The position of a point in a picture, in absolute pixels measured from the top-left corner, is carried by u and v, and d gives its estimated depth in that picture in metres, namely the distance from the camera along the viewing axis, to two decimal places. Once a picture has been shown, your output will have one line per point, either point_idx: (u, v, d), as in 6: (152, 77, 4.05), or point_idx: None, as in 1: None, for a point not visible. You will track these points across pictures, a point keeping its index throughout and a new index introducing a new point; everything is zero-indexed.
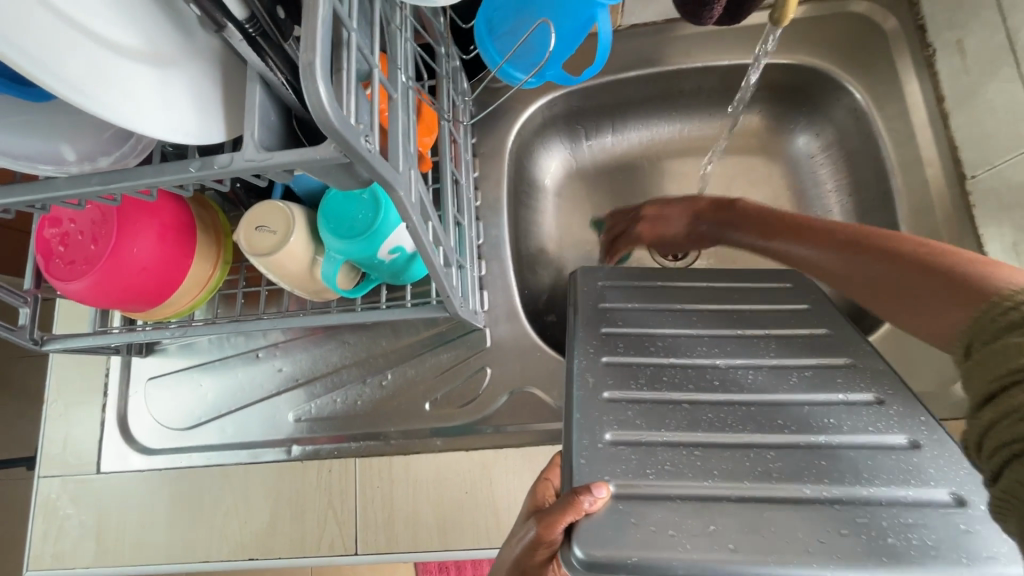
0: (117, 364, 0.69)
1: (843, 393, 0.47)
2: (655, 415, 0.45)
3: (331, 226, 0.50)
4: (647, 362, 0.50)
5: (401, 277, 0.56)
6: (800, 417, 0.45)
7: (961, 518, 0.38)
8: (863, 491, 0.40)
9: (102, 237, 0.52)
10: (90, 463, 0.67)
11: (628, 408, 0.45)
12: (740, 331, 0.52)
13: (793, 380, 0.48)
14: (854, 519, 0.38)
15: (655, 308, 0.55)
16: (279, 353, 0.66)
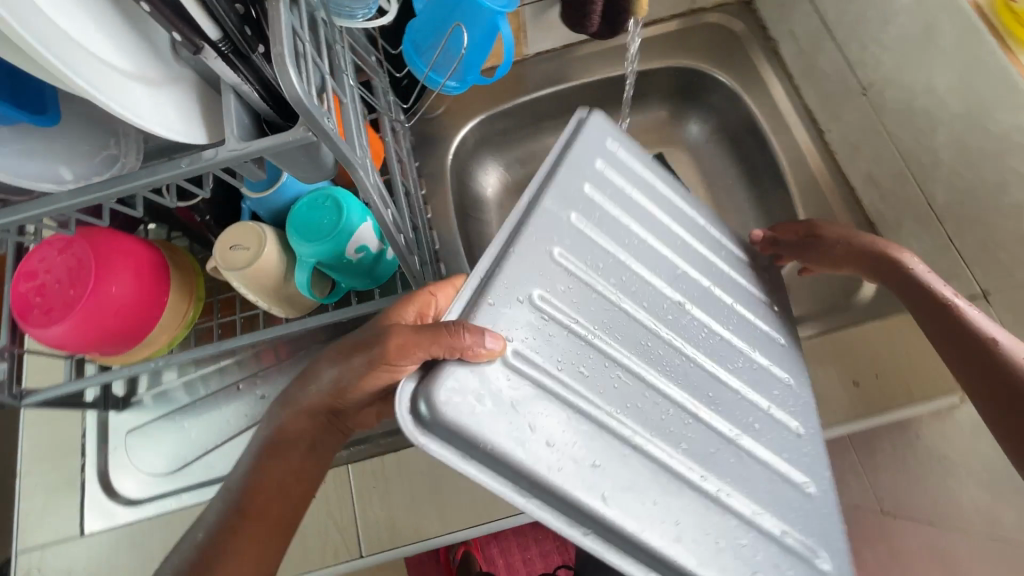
0: (94, 421, 0.70)
1: (771, 404, 0.54)
2: (584, 300, 0.48)
3: (300, 233, 0.55)
4: (615, 231, 0.52)
5: (367, 278, 0.62)
6: (733, 405, 0.51)
7: (791, 564, 0.47)
8: (742, 499, 0.47)
9: (81, 281, 0.56)
10: (72, 528, 0.66)
11: (565, 277, 0.47)
12: (710, 285, 0.56)
13: (738, 364, 0.54)
14: (727, 529, 0.45)
15: (644, 201, 0.55)
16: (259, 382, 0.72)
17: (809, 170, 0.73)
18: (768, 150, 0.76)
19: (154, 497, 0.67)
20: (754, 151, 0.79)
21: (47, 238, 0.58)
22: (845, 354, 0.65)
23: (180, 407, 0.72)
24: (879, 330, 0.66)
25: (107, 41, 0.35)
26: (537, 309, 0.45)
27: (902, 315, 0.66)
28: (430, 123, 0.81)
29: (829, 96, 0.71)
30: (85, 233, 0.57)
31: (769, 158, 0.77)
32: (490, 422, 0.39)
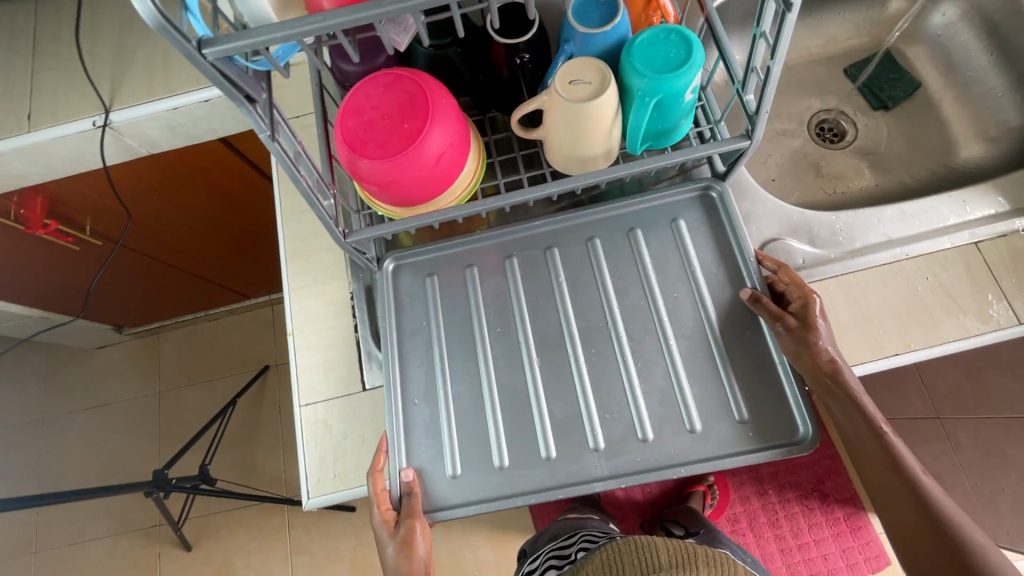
0: (360, 285, 0.70)
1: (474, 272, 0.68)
2: (608, 430, 0.59)
3: (642, 65, 0.54)
4: (647, 376, 0.60)
5: (675, 130, 0.60)
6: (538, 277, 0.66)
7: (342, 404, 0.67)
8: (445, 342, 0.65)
9: (414, 115, 0.56)
10: (354, 382, 0.67)
11: (634, 454, 0.58)
12: (602, 279, 0.65)
13: (557, 286, 0.66)
14: (440, 344, 0.64)
15: (614, 333, 0.63)
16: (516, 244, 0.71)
17: None
18: None
19: None
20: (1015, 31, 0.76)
21: (369, 77, 0.58)
22: None
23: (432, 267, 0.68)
24: None
25: None
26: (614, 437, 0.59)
27: None
28: None
29: None
30: (413, 69, 0.57)
31: None
32: (466, 487, 0.59)
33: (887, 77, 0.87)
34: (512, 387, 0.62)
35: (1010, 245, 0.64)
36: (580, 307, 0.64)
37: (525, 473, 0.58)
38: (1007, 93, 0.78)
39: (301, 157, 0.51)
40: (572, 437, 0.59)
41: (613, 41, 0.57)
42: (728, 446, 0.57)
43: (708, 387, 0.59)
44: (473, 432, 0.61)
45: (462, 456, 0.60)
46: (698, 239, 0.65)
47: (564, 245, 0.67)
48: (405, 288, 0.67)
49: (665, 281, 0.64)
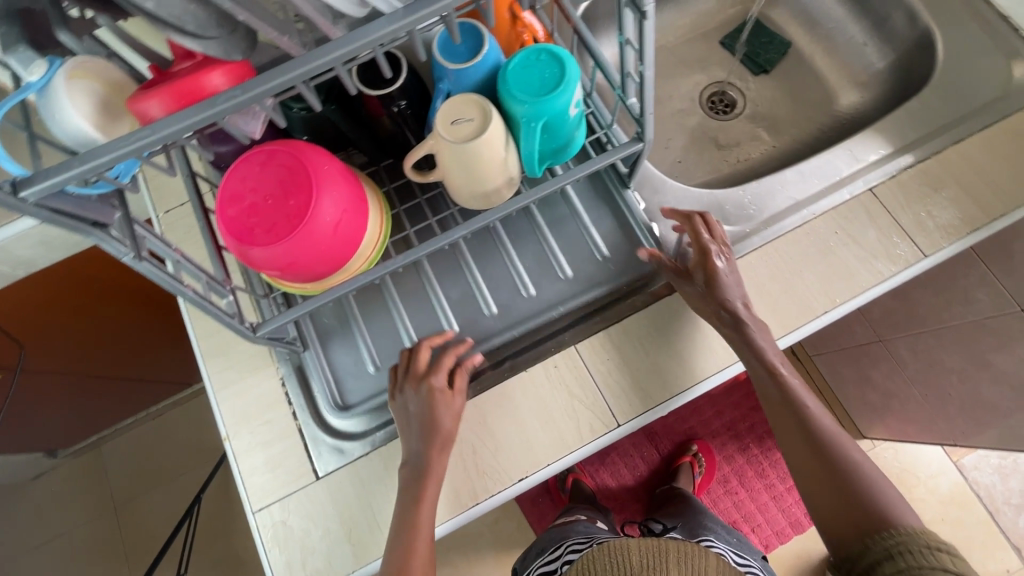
0: (289, 367, 0.66)
1: (389, 295, 0.67)
2: (501, 296, 0.67)
3: (520, 92, 0.53)
4: (520, 242, 0.68)
5: (571, 144, 0.60)
6: (442, 258, 0.68)
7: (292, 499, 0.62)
8: (356, 312, 0.66)
9: (297, 190, 0.52)
10: (306, 472, 0.63)
11: (524, 305, 0.66)
12: (499, 237, 0.68)
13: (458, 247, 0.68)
14: (350, 310, 0.66)
15: (496, 235, 0.68)
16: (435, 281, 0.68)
17: None
18: None
19: (377, 428, 0.64)
20: None
21: (241, 158, 0.54)
22: (1019, 132, 0.67)
23: (359, 328, 0.66)
24: None
25: None
26: (506, 304, 0.66)
27: None
28: None
29: None
30: (286, 140, 0.53)
31: None
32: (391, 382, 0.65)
33: (760, 42, 0.90)
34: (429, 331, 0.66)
35: (902, 184, 0.67)
36: (478, 251, 0.68)
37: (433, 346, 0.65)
38: (868, 39, 0.82)
39: (180, 264, 0.47)
40: (467, 310, 0.67)
41: (487, 71, 0.55)
42: (598, 278, 0.67)
43: (575, 242, 0.68)
44: (387, 333, 0.66)
45: (380, 353, 0.66)
46: (582, 190, 0.69)
47: (481, 255, 0.68)
48: (317, 331, 0.66)
49: (549, 213, 0.69)
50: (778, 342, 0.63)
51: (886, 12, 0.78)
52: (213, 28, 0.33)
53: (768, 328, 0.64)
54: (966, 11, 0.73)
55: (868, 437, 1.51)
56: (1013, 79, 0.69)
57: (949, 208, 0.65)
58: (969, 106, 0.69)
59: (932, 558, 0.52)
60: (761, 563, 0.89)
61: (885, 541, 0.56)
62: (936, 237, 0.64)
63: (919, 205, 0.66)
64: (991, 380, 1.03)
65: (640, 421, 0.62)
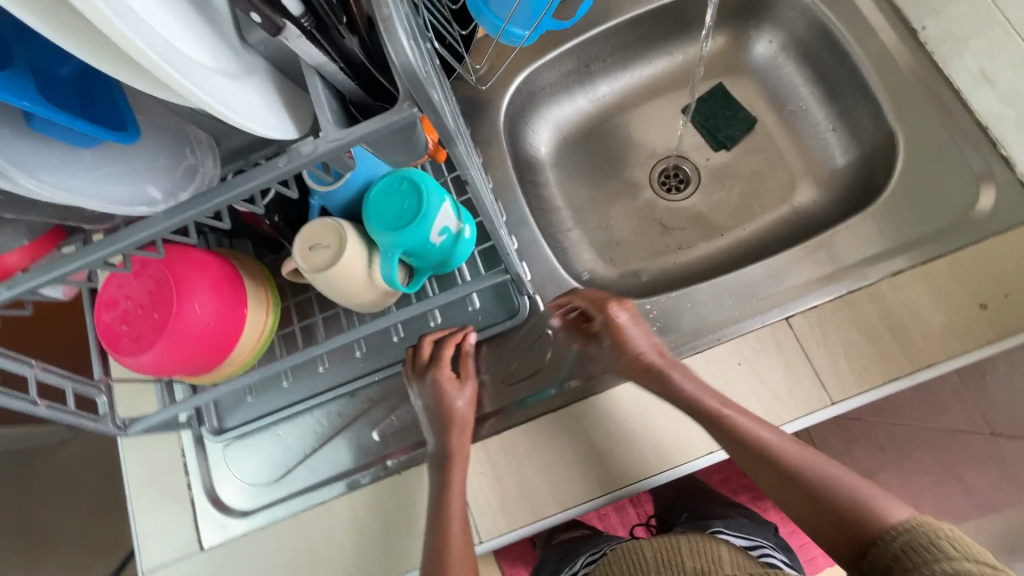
0: (190, 440, 0.70)
1: (285, 379, 0.69)
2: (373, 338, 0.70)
3: (378, 223, 0.52)
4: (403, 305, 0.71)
5: (449, 260, 0.59)
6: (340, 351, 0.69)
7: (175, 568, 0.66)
8: (254, 396, 0.70)
9: (163, 303, 0.54)
10: (192, 544, 0.67)
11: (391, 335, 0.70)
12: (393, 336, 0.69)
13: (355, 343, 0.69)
14: (248, 390, 0.70)
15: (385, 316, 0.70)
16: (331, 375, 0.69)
17: (903, 76, 0.66)
18: (849, 60, 0.69)
19: (261, 508, 0.67)
20: (831, 62, 0.72)
21: None
22: (968, 271, 0.59)
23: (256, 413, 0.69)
24: (1005, 246, 0.58)
25: (186, 29, 0.30)
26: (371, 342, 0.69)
27: None
28: (476, 87, 0.77)
29: None
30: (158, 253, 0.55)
31: (850, 69, 0.70)
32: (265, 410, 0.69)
33: (722, 115, 0.83)
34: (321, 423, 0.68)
35: (823, 317, 0.61)
36: (373, 348, 0.69)
37: (304, 381, 0.69)
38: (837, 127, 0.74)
39: (40, 376, 0.51)
40: (341, 355, 0.69)
41: (354, 190, 0.55)
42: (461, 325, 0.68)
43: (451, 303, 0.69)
44: (270, 382, 0.70)
45: (259, 391, 0.70)
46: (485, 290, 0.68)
47: (378, 350, 0.69)
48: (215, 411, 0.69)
49: (445, 313, 0.69)
50: (647, 482, 0.61)
51: (855, 102, 0.70)
52: None
53: (647, 461, 0.61)
54: (938, 114, 0.64)
55: None
56: (976, 203, 0.60)
57: (869, 350, 0.59)
58: (919, 231, 0.61)
59: (933, 550, 0.46)
60: (776, 539, 0.92)
61: (890, 545, 0.49)
62: (847, 384, 0.59)
63: (838, 344, 0.60)
64: None
65: (506, 538, 0.62)
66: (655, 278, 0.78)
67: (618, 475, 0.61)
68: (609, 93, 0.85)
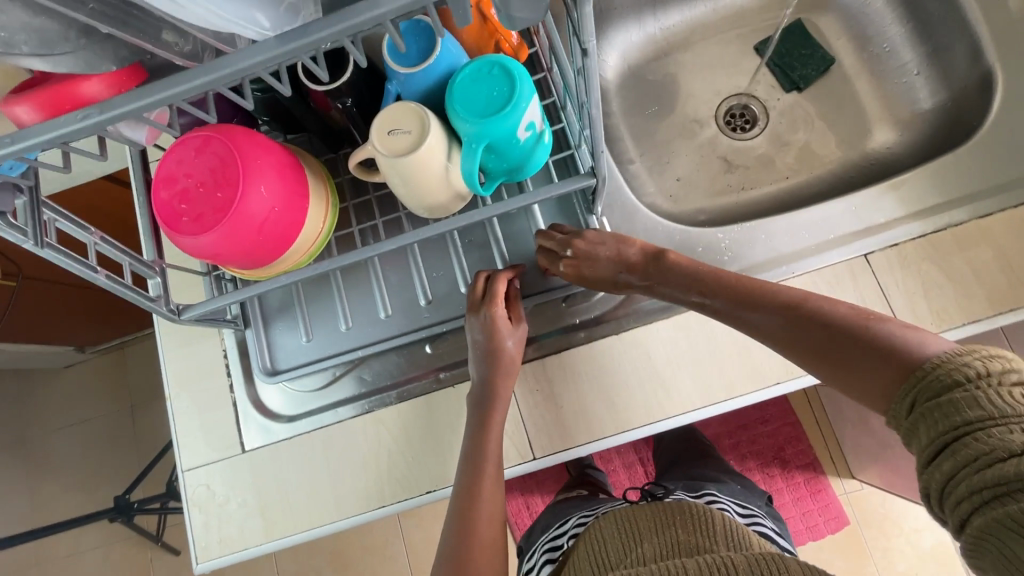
0: (233, 341, 0.68)
1: (335, 286, 0.67)
2: (429, 249, 0.67)
3: (464, 110, 0.49)
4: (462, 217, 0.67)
5: (526, 165, 0.55)
6: (394, 261, 0.67)
7: (217, 468, 0.65)
8: (301, 301, 0.67)
9: (227, 182, 0.51)
10: (235, 444, 0.66)
11: (448, 248, 0.67)
12: (451, 248, 0.66)
13: (410, 253, 0.66)
14: (296, 295, 0.67)
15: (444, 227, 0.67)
16: (384, 285, 0.66)
17: (1008, 13, 0.63)
18: None
19: (306, 415, 0.66)
20: None
21: (180, 138, 0.53)
22: None
23: (301, 319, 0.67)
24: None
25: None
26: (427, 253, 0.66)
27: None
28: None
29: None
30: (224, 129, 0.52)
31: (948, 4, 0.66)
32: (313, 316, 0.67)
33: (799, 53, 0.79)
34: (369, 332, 0.65)
35: (903, 256, 0.59)
36: (428, 259, 0.67)
37: (355, 289, 0.66)
38: (922, 69, 0.71)
39: (98, 246, 0.48)
40: (395, 265, 0.66)
41: (435, 77, 0.51)
42: (524, 242, 0.66)
43: (515, 220, 0.66)
44: (318, 288, 0.67)
45: (307, 298, 0.67)
46: (548, 209, 0.65)
47: (432, 262, 0.66)
48: (259, 313, 0.67)
49: (507, 227, 0.66)
50: (709, 409, 0.59)
51: (949, 41, 0.67)
52: (65, 42, 0.32)
53: (709, 390, 0.60)
54: None
55: (856, 478, 1.36)
56: None
57: (948, 292, 0.58)
58: (1011, 174, 0.59)
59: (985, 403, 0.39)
60: (765, 508, 0.84)
61: (927, 381, 0.42)
62: (924, 324, 0.58)
63: (915, 284, 0.58)
64: None
65: (558, 458, 0.61)
66: (715, 217, 0.76)
67: (678, 402, 0.60)
68: (680, 22, 0.81)
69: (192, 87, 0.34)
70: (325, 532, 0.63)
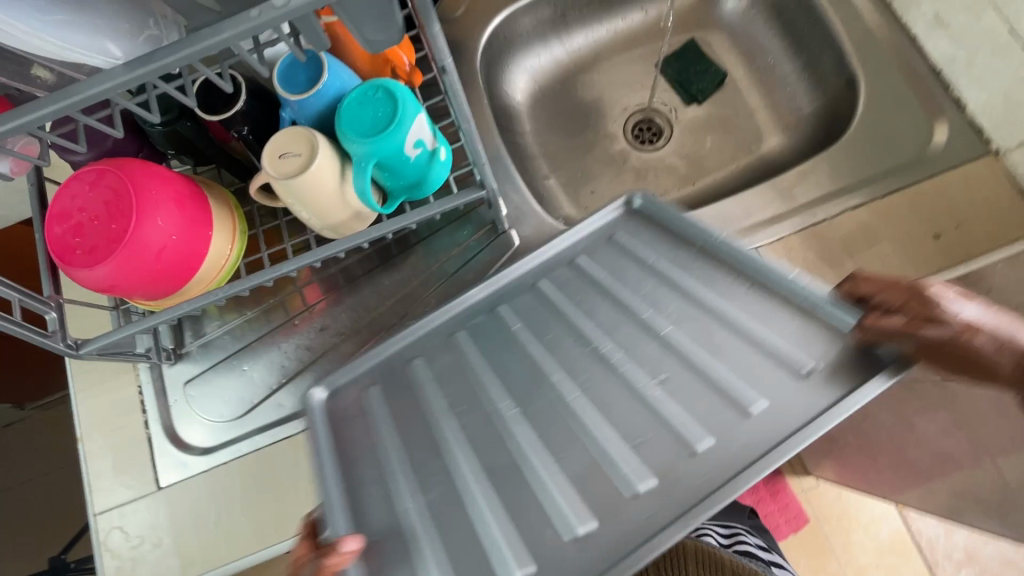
0: (149, 377, 0.67)
1: (395, 411, 0.49)
2: (480, 333, 0.52)
3: (352, 131, 0.51)
4: (541, 323, 0.51)
5: (423, 183, 0.58)
6: (436, 374, 0.50)
7: (129, 508, 0.63)
8: (480, 381, 0.49)
9: (121, 214, 0.51)
10: (149, 482, 0.64)
11: (507, 356, 0.50)
12: (528, 356, 0.49)
13: (467, 361, 0.50)
14: (402, 389, 0.50)
15: (560, 310, 0.51)
16: (457, 411, 0.47)
17: (864, 24, 0.69)
18: (813, 9, 0.73)
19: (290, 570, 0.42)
20: (796, 13, 0.76)
21: (76, 174, 0.53)
22: (925, 205, 0.62)
23: (236, 353, 0.68)
24: (955, 181, 0.62)
25: None
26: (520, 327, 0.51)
27: (979, 160, 0.62)
28: (453, 27, 0.77)
29: None
30: (118, 162, 0.52)
31: (815, 20, 0.73)
32: (370, 464, 0.45)
33: (694, 69, 0.85)
34: (463, 538, 0.40)
35: (789, 248, 0.63)
36: (497, 369, 0.49)
37: (439, 419, 0.47)
38: (802, 76, 0.77)
39: None
40: (462, 389, 0.49)
41: (327, 100, 0.53)
42: (631, 344, 0.47)
43: (598, 309, 0.50)
44: (417, 418, 0.47)
45: (405, 420, 0.47)
46: (733, 290, 0.47)
47: (500, 362, 0.49)
48: (350, 412, 0.50)
49: (596, 314, 0.49)
50: None
51: (818, 52, 0.74)
52: None
53: None
54: (895, 59, 0.68)
55: (812, 475, 1.38)
56: (931, 139, 0.64)
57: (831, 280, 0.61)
58: (878, 167, 0.64)
59: None
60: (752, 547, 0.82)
61: None
62: None
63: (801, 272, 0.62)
64: (916, 445, 0.96)
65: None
66: None
67: None
68: (585, 44, 0.86)
69: (45, 113, 0.34)
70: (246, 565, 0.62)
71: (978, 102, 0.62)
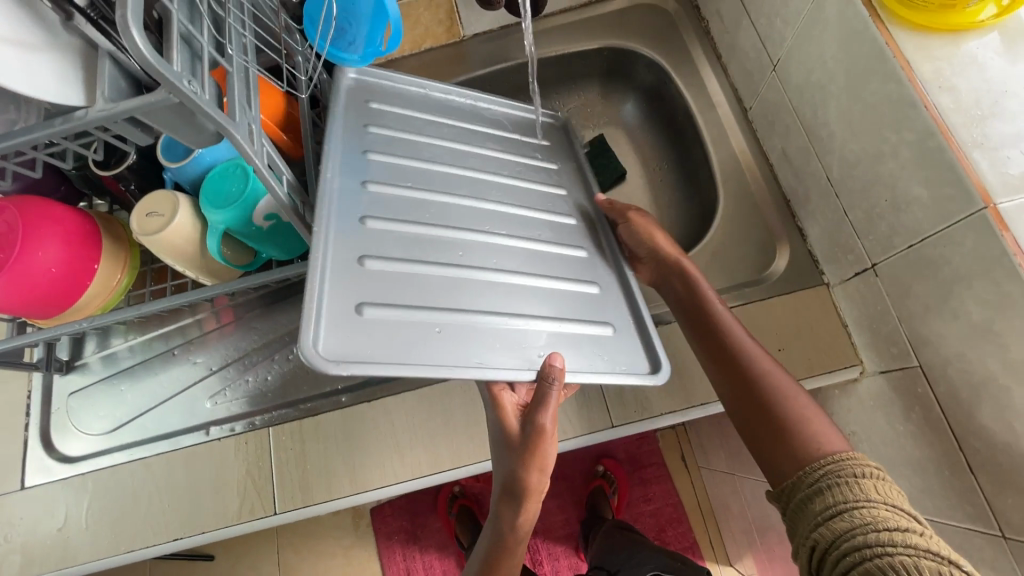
0: (39, 383, 0.74)
1: (354, 313, 0.45)
2: (404, 244, 0.51)
3: (209, 201, 0.58)
4: (414, 220, 0.54)
5: (283, 247, 0.65)
6: (436, 249, 0.52)
7: None
8: (435, 328, 0.47)
9: (6, 243, 0.58)
10: (13, 482, 0.70)
11: (391, 252, 0.50)
12: (423, 256, 0.51)
13: (384, 272, 0.49)
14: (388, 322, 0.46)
15: (416, 203, 0.55)
16: (389, 274, 0.49)
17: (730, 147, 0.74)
18: (693, 125, 0.77)
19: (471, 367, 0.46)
20: (683, 125, 0.80)
21: None
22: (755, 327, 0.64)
23: (127, 370, 0.75)
24: (785, 305, 0.64)
25: None
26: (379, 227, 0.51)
27: (810, 289, 0.64)
28: None
29: (749, 73, 0.71)
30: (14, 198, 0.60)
31: (694, 135, 0.78)
32: (499, 342, 0.49)
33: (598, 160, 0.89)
34: (592, 343, 0.53)
35: None
36: (421, 253, 0.51)
37: (440, 300, 0.49)
38: (685, 183, 0.82)
39: None
40: (411, 286, 0.49)
41: (201, 168, 0.61)
42: (476, 235, 0.55)
43: (444, 181, 0.58)
44: (396, 344, 0.45)
45: (387, 353, 0.44)
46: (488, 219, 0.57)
47: (409, 252, 0.51)
48: (396, 339, 0.45)
49: (475, 209, 0.57)
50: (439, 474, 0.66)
51: (696, 165, 0.78)
52: None
53: (439, 459, 0.67)
54: (753, 184, 0.72)
55: (731, 565, 1.36)
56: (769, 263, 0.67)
57: None
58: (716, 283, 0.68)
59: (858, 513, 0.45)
60: None
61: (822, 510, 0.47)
62: (629, 411, 0.68)
63: None
64: None
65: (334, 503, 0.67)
66: None
67: (413, 466, 0.67)
68: None
69: None
70: (79, 573, 0.67)
71: (813, 235, 0.65)
